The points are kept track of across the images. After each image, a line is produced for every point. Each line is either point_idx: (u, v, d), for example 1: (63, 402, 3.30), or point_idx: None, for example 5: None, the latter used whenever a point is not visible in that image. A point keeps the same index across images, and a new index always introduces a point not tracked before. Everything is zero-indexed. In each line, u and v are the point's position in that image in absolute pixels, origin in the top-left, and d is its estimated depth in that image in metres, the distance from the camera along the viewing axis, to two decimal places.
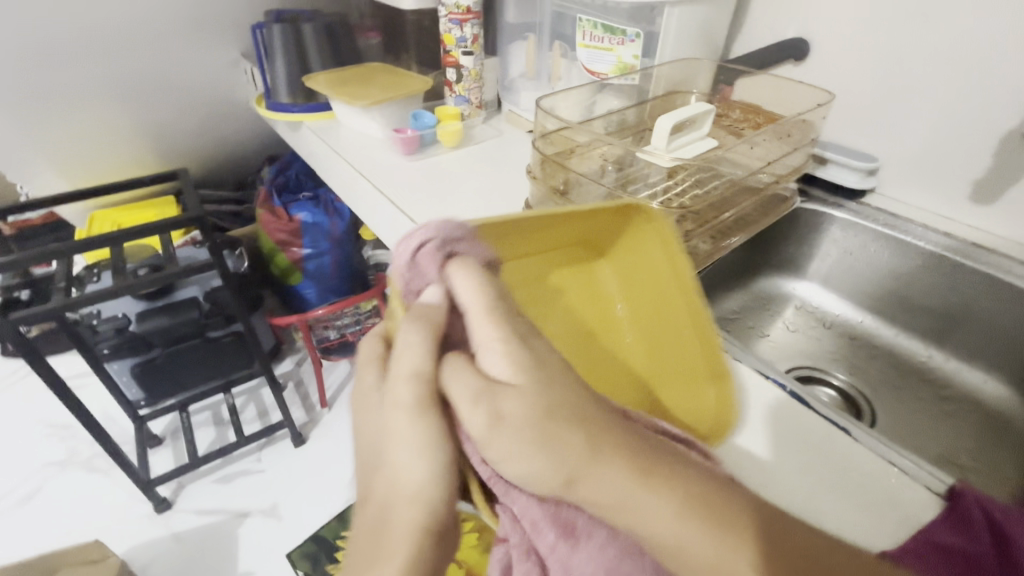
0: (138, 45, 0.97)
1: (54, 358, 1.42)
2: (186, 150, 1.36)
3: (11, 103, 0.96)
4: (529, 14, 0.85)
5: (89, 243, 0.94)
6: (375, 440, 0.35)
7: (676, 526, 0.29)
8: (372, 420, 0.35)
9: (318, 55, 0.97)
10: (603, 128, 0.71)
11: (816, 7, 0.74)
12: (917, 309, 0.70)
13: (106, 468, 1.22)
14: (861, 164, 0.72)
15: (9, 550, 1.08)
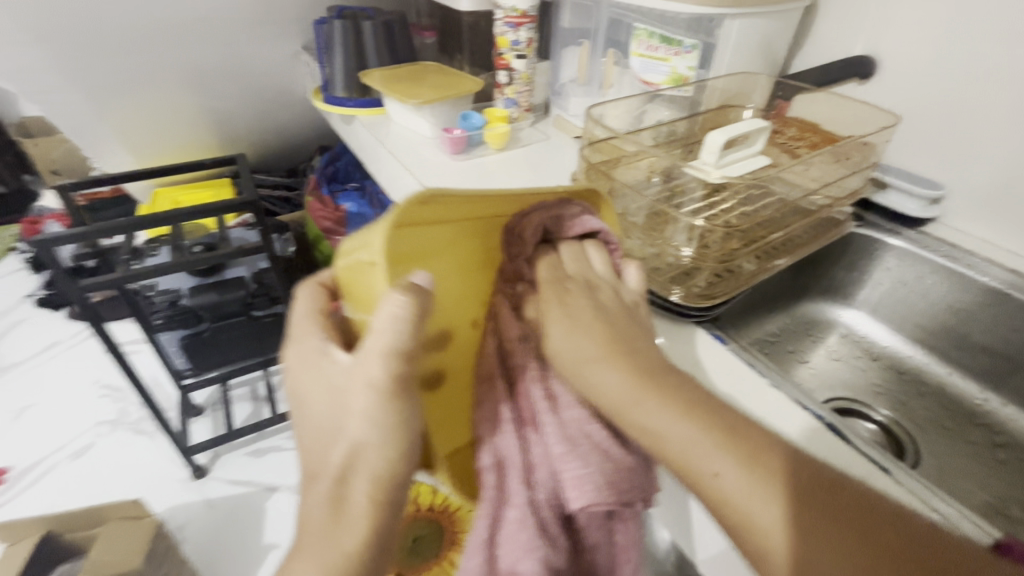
0: (209, 35, 1.03)
1: (112, 324, 1.51)
2: (244, 137, 1.43)
3: (94, 85, 1.03)
4: (584, 21, 0.84)
5: (152, 220, 1.00)
6: (330, 412, 0.38)
7: (695, 442, 0.35)
8: (327, 392, 0.39)
9: (375, 52, 1.00)
10: (651, 138, 0.70)
11: (889, 24, 0.71)
12: (974, 349, 0.66)
13: (151, 432, 1.30)
14: (924, 192, 0.68)
15: (61, 499, 1.17)
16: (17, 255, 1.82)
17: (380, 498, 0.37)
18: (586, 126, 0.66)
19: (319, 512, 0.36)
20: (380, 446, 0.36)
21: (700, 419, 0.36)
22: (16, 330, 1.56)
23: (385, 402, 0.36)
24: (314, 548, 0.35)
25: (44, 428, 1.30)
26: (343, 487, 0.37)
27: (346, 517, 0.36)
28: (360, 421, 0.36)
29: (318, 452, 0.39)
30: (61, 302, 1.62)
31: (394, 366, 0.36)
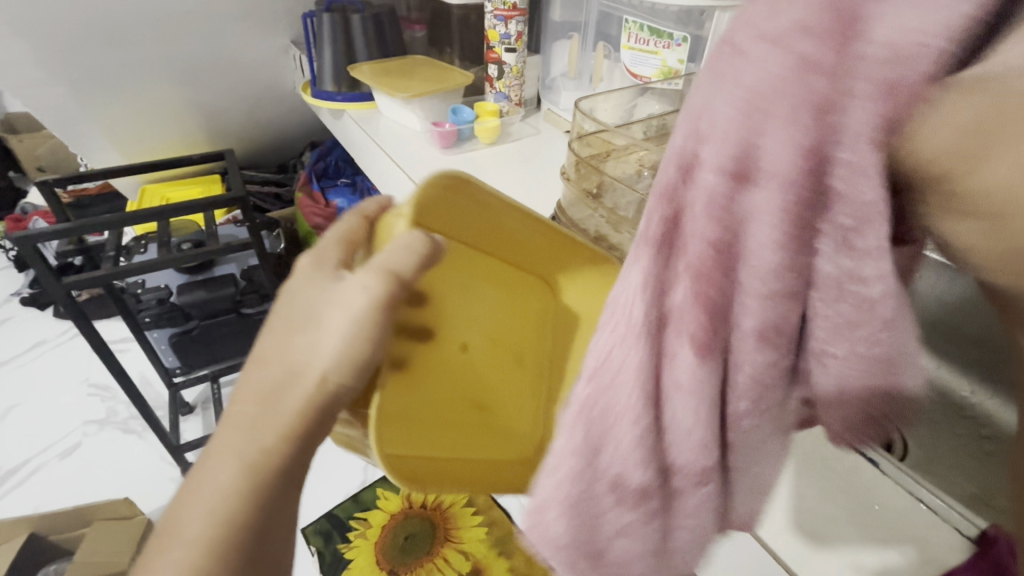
0: (199, 29, 1.01)
1: (100, 322, 1.50)
2: (234, 132, 1.41)
3: (79, 79, 1.01)
4: (575, 14, 0.84)
5: (139, 215, 0.98)
6: (303, 305, 0.35)
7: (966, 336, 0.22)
8: (321, 288, 0.34)
9: (364, 45, 0.98)
10: (642, 132, 0.69)
11: None
12: None
13: (140, 431, 1.29)
14: None
15: (49, 499, 1.15)
16: (3, 254, 1.80)
17: (314, 410, 0.33)
18: (575, 119, 0.66)
19: (256, 389, 0.34)
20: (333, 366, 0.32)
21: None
22: (2, 329, 1.54)
23: (357, 328, 0.32)
24: (253, 392, 0.34)
25: (32, 428, 1.29)
26: (282, 391, 0.33)
27: (278, 411, 0.33)
28: (344, 324, 0.32)
29: (274, 338, 0.35)
30: (48, 300, 1.60)
31: (390, 287, 0.31)
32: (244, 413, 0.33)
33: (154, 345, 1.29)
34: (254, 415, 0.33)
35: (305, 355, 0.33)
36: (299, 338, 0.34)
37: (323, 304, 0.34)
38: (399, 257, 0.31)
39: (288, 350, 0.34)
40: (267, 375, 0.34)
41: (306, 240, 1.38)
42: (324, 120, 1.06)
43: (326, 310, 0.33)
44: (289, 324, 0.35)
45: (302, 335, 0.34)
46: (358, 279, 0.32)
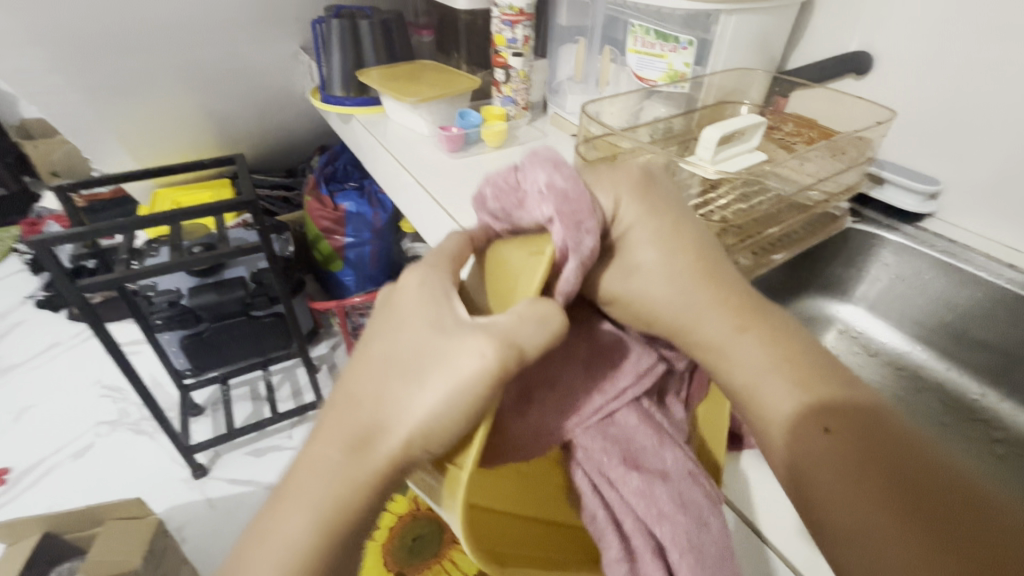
0: (212, 37, 1.03)
1: (113, 324, 1.52)
2: (244, 137, 1.43)
3: (95, 86, 1.03)
4: (581, 18, 0.84)
5: (152, 219, 1.00)
6: (403, 353, 0.36)
7: (789, 389, 0.39)
8: (421, 338, 0.35)
9: (373, 50, 0.99)
10: (648, 135, 0.69)
11: (884, 20, 0.71)
12: (972, 345, 0.66)
13: (152, 432, 1.30)
14: (922, 188, 0.68)
15: (63, 498, 1.17)
16: (17, 258, 1.83)
17: (400, 463, 0.34)
18: (582, 123, 0.66)
19: (342, 433, 0.34)
20: (427, 426, 0.33)
21: (799, 374, 0.39)
22: (16, 331, 1.56)
23: (462, 396, 0.32)
24: (337, 433, 0.35)
25: (46, 428, 1.31)
26: (370, 444, 0.34)
27: (368, 460, 0.34)
28: (443, 386, 0.33)
29: (368, 382, 0.36)
30: (61, 303, 1.62)
31: (507, 357, 0.33)
32: (326, 452, 0.34)
33: (165, 347, 1.30)
34: (339, 461, 0.34)
35: (398, 408, 0.34)
36: (392, 389, 0.35)
37: (428, 358, 0.34)
38: (529, 330, 0.33)
39: (377, 398, 0.35)
40: (357, 421, 0.34)
41: (315, 243, 1.39)
42: (333, 125, 1.08)
43: (434, 365, 0.34)
44: (384, 370, 0.36)
45: (396, 387, 0.35)
46: (470, 340, 0.33)
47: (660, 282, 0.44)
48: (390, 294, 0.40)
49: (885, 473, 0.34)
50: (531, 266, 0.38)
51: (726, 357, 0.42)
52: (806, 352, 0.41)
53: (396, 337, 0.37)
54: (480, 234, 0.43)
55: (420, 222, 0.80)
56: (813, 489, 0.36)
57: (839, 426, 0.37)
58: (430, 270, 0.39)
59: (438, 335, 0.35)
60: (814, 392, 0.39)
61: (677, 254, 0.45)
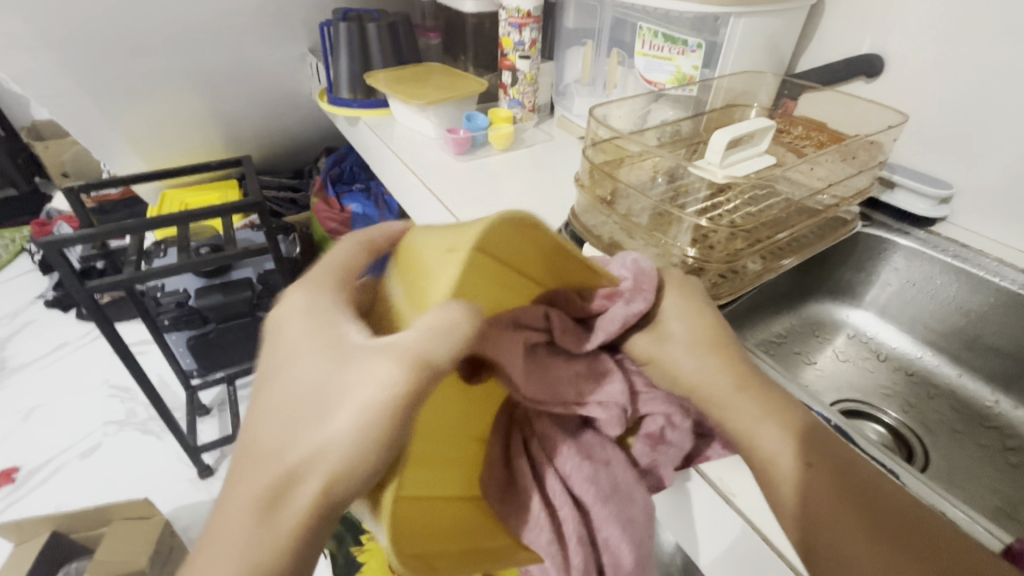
0: (220, 40, 1.03)
1: (121, 324, 1.53)
2: (252, 138, 1.44)
3: (104, 88, 1.04)
4: (588, 21, 0.84)
5: (159, 221, 1.00)
6: (298, 396, 0.34)
7: (777, 439, 0.39)
8: (320, 372, 0.34)
9: (380, 53, 1.00)
10: (655, 138, 0.69)
11: (895, 21, 0.70)
12: (985, 351, 0.65)
13: (159, 432, 1.31)
14: (934, 192, 0.67)
15: (70, 497, 1.18)
16: (28, 257, 1.85)
17: (322, 503, 0.33)
18: (589, 126, 0.65)
19: (251, 491, 0.33)
20: (335, 459, 0.32)
21: (785, 422, 0.40)
22: (27, 330, 1.58)
23: (370, 419, 0.32)
24: (242, 498, 0.33)
25: (54, 427, 1.32)
26: (283, 490, 0.33)
27: (280, 510, 0.32)
28: (354, 417, 0.32)
29: (270, 431, 0.34)
30: (71, 302, 1.64)
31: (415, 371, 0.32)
32: (240, 510, 0.32)
33: (172, 347, 1.31)
34: (250, 526, 0.32)
35: (307, 447, 0.33)
36: (291, 433, 0.34)
37: (327, 388, 0.34)
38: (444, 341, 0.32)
39: (275, 449, 0.33)
40: (260, 476, 0.33)
41: (322, 245, 1.40)
42: (340, 127, 1.08)
43: (337, 393, 0.33)
44: (285, 416, 0.34)
45: (295, 428, 0.34)
46: (370, 363, 0.33)
47: (675, 348, 0.44)
48: (277, 328, 0.38)
49: (867, 510, 0.35)
50: (447, 267, 0.33)
51: (723, 417, 0.42)
52: (785, 400, 0.42)
53: (288, 376, 0.35)
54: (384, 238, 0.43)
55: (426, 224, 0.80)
56: (806, 528, 0.37)
57: (821, 468, 0.38)
58: (319, 294, 0.39)
59: (337, 369, 0.34)
60: (798, 436, 0.39)
61: (696, 329, 0.45)
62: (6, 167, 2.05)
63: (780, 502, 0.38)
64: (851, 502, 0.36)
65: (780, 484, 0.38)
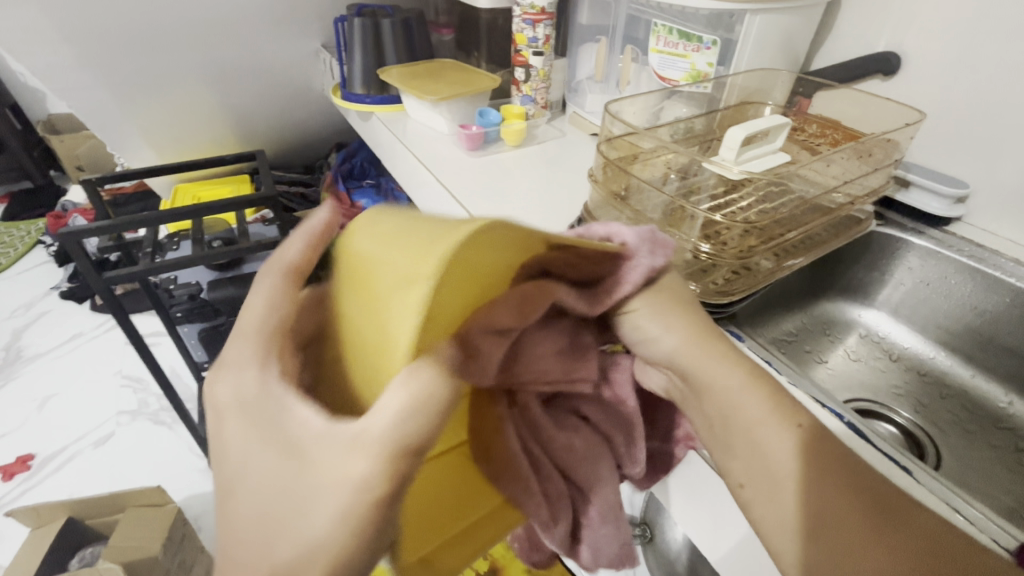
0: (234, 34, 1.04)
1: (134, 316, 1.56)
2: (265, 133, 1.45)
3: (120, 81, 1.05)
4: (602, 17, 0.84)
5: (173, 214, 1.01)
6: (270, 484, 0.30)
7: (758, 406, 0.37)
8: (283, 468, 0.30)
9: (393, 48, 1.00)
10: (669, 135, 0.69)
11: (913, 18, 0.70)
12: (1001, 352, 0.64)
13: (170, 422, 1.33)
14: (949, 191, 0.67)
15: (84, 485, 1.20)
16: (43, 249, 1.87)
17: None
18: (604, 122, 0.66)
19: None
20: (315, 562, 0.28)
21: (765, 392, 0.38)
22: (41, 321, 1.60)
23: (353, 517, 0.29)
24: None
25: (68, 416, 1.34)
26: None
27: None
28: (336, 515, 0.28)
29: (241, 549, 0.30)
30: (85, 294, 1.66)
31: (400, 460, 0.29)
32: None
33: (185, 339, 1.33)
34: None
35: (294, 543, 0.29)
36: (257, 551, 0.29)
37: (291, 489, 0.29)
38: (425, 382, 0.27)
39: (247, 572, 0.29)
40: None
41: None
42: (352, 122, 1.09)
43: (303, 496, 0.29)
44: (260, 508, 0.30)
45: (258, 533, 0.29)
46: (338, 458, 0.28)
47: (651, 309, 0.41)
48: (215, 429, 0.33)
49: (855, 464, 0.35)
50: (398, 286, 0.26)
51: (695, 380, 0.40)
52: (762, 371, 0.40)
53: (242, 479, 0.31)
54: (302, 262, 0.35)
55: None
56: (776, 487, 0.35)
57: (802, 424, 0.37)
58: (246, 373, 0.32)
59: (301, 464, 0.29)
60: (772, 405, 0.38)
61: (670, 302, 0.42)
62: (22, 159, 2.08)
63: (752, 468, 0.37)
64: (822, 462, 0.35)
65: (758, 444, 0.36)
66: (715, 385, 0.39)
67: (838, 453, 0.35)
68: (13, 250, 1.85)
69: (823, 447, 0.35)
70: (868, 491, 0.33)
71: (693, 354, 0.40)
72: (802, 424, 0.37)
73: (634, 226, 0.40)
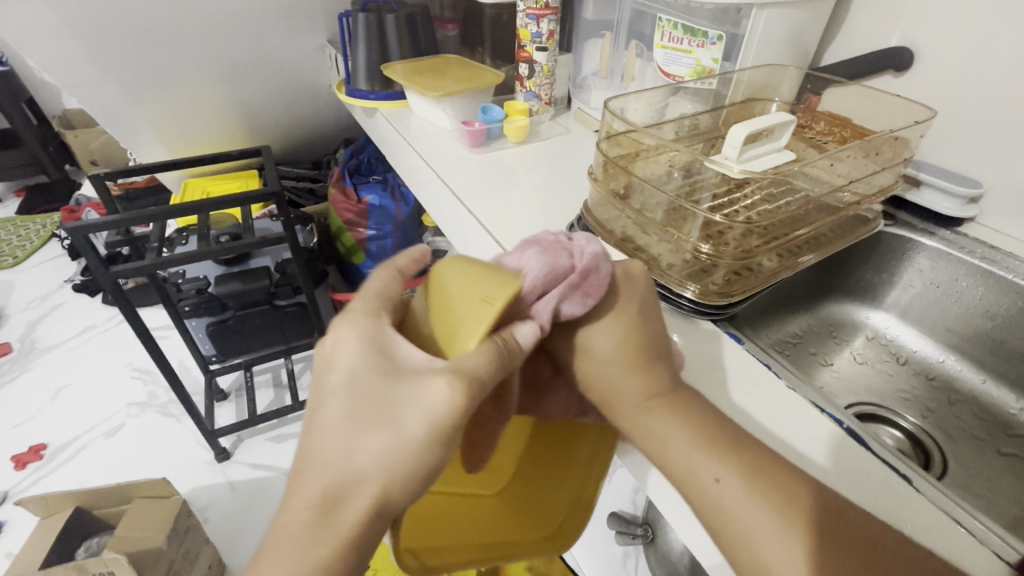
0: (239, 30, 1.04)
1: (143, 309, 1.58)
2: (272, 128, 1.46)
3: (129, 77, 1.06)
4: (607, 12, 0.83)
5: (180, 209, 1.01)
6: (356, 393, 0.36)
7: (690, 454, 0.39)
8: (376, 388, 0.36)
9: (397, 44, 1.00)
10: (673, 131, 0.68)
11: (925, 12, 0.68)
12: (1011, 357, 0.62)
13: (178, 415, 1.35)
14: (962, 191, 0.65)
15: (93, 475, 1.22)
16: (57, 242, 1.91)
17: (375, 515, 0.35)
18: (605, 119, 0.64)
19: (316, 490, 0.35)
20: (388, 467, 0.35)
21: (702, 432, 0.39)
22: (55, 313, 1.63)
23: (439, 434, 0.35)
24: (309, 495, 0.35)
25: (80, 407, 1.36)
26: (340, 504, 0.35)
27: (339, 522, 0.35)
28: (426, 425, 0.34)
29: (327, 446, 0.35)
30: (97, 287, 1.69)
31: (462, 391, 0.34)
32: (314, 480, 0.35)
33: (192, 333, 1.34)
34: (311, 528, 0.34)
35: (367, 460, 0.35)
36: (335, 448, 0.35)
37: (391, 398, 0.35)
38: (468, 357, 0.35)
39: (333, 465, 0.35)
40: (324, 478, 0.35)
41: (338, 236, 1.41)
42: (356, 117, 1.08)
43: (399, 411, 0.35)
44: (344, 428, 0.35)
45: (341, 441, 0.35)
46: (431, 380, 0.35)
47: (601, 366, 0.43)
48: (325, 354, 0.39)
49: (807, 525, 0.35)
50: (480, 316, 0.37)
51: (647, 432, 0.41)
52: (713, 413, 0.41)
53: (337, 384, 0.37)
54: (409, 265, 0.45)
55: (440, 217, 0.80)
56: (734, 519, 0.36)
57: (730, 473, 0.37)
58: (365, 320, 0.39)
59: (399, 380, 0.36)
60: (713, 446, 0.39)
61: (628, 349, 0.43)
62: (38, 154, 2.12)
63: (705, 511, 0.38)
64: (789, 491, 0.36)
65: (695, 491, 0.38)
66: (660, 432, 0.40)
67: (781, 499, 0.36)
68: (29, 243, 1.89)
69: (772, 495, 0.36)
70: (832, 525, 0.34)
71: (659, 412, 0.41)
72: (743, 464, 0.37)
73: (545, 256, 0.40)
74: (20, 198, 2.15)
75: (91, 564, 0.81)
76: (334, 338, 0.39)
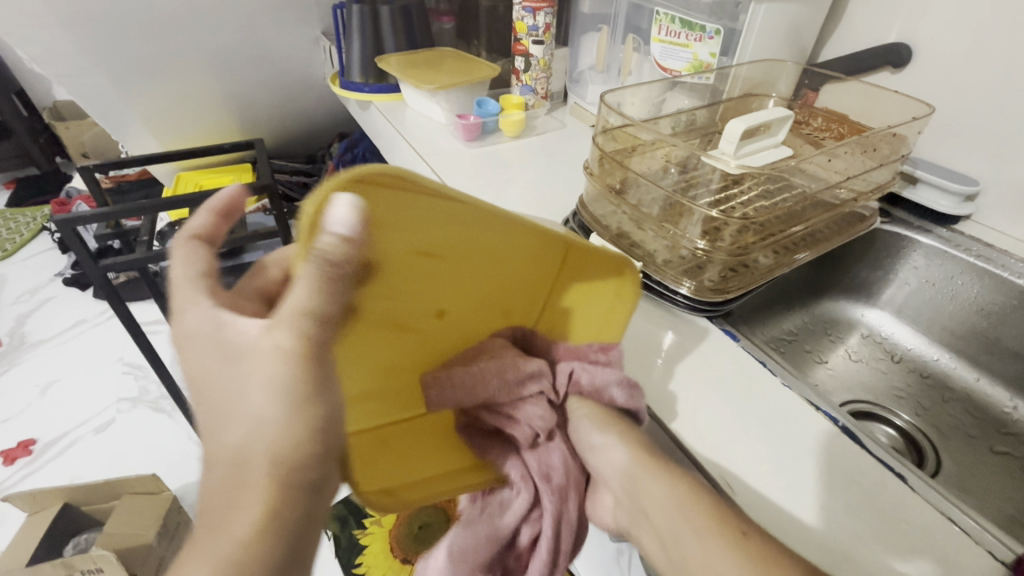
0: (231, 22, 1.02)
1: (135, 303, 1.56)
2: (266, 122, 1.45)
3: (120, 69, 1.05)
4: (604, 6, 0.82)
5: (170, 202, 1.00)
6: (214, 387, 0.33)
7: (694, 531, 0.38)
8: (222, 372, 0.33)
9: (392, 36, 0.98)
10: (669, 127, 0.68)
11: (924, 8, 0.67)
12: (1005, 355, 0.62)
13: (170, 410, 1.33)
14: (959, 189, 0.65)
15: (83, 471, 1.20)
16: (47, 235, 1.89)
17: (283, 493, 0.31)
18: (600, 112, 0.63)
19: (212, 492, 0.32)
20: (267, 442, 0.31)
21: (707, 505, 0.38)
22: (45, 307, 1.61)
23: (292, 394, 0.31)
24: (208, 507, 0.31)
25: (70, 402, 1.35)
26: (237, 495, 0.31)
27: (236, 511, 0.31)
28: (275, 394, 0.31)
29: (212, 446, 0.32)
30: (88, 281, 1.67)
31: (305, 332, 0.31)
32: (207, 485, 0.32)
33: None
34: (207, 535, 0.31)
35: (241, 445, 0.32)
36: (217, 447, 0.32)
37: (239, 380, 0.32)
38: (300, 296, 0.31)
39: (221, 465, 0.32)
40: (216, 481, 0.32)
41: None
42: (350, 111, 1.07)
43: (247, 386, 0.32)
44: (213, 422, 0.33)
45: (223, 433, 0.32)
46: (268, 338, 0.32)
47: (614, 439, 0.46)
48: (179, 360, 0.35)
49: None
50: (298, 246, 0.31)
51: (645, 496, 0.42)
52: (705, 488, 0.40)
53: (197, 390, 0.34)
54: (204, 230, 0.39)
55: None
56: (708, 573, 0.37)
57: (742, 529, 0.36)
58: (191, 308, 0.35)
59: (229, 361, 0.33)
60: (715, 521, 0.37)
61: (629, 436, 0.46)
62: (28, 146, 2.09)
63: None
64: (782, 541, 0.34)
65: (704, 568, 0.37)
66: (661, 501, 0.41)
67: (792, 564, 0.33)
68: (19, 236, 1.87)
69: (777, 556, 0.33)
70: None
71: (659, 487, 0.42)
72: (741, 525, 0.36)
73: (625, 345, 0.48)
74: (9, 190, 2.12)
75: (80, 560, 0.80)
76: (180, 349, 0.35)
